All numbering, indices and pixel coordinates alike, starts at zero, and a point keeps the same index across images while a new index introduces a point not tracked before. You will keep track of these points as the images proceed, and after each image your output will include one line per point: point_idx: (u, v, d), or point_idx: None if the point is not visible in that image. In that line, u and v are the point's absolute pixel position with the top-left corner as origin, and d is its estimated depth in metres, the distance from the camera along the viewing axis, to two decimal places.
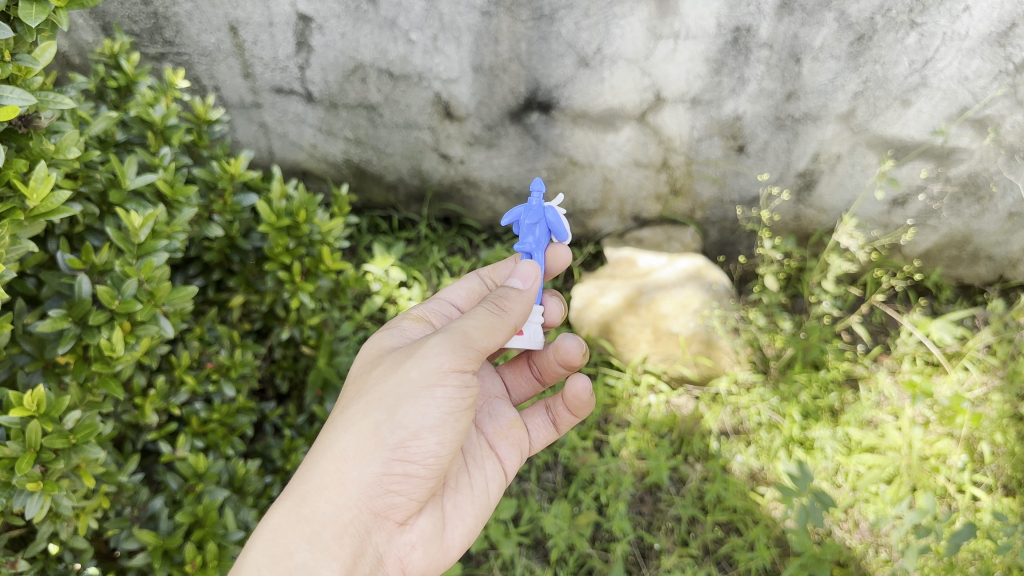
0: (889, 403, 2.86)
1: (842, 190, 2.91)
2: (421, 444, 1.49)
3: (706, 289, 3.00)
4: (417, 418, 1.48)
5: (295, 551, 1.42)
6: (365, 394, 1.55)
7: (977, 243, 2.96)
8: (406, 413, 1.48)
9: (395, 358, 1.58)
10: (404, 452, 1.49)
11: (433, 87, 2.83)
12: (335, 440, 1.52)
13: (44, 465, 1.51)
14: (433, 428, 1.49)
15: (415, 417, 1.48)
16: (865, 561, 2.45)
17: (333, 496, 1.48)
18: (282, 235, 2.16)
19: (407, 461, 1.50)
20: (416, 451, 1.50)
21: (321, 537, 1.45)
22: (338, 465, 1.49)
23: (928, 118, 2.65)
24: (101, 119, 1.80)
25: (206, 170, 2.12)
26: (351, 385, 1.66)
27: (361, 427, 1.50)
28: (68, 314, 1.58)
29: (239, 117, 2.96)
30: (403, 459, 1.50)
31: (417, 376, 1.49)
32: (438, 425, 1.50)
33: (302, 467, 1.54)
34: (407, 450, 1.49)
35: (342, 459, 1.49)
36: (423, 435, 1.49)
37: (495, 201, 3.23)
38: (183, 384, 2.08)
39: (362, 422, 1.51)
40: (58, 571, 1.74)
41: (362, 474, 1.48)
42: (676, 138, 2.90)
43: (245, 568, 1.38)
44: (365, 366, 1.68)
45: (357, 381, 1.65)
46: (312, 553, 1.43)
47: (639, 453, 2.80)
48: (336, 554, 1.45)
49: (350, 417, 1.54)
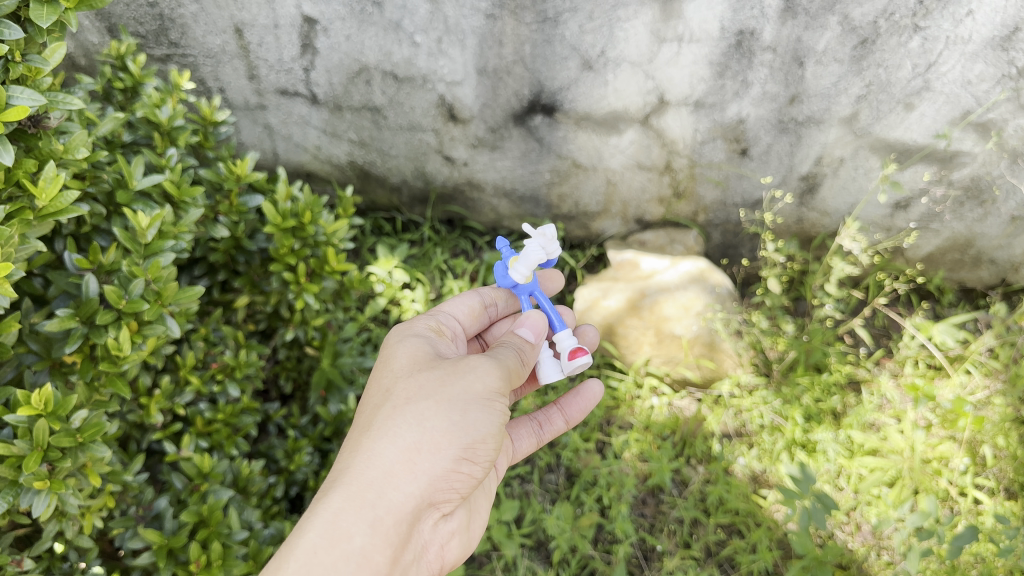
0: (892, 406, 2.86)
1: (845, 193, 2.92)
2: (485, 448, 1.55)
3: (710, 292, 3.01)
4: (486, 424, 1.53)
5: (355, 534, 1.39)
6: (432, 392, 1.55)
7: (979, 247, 2.96)
8: (479, 418, 1.53)
9: (454, 363, 1.61)
10: (471, 453, 1.53)
11: (437, 89, 2.84)
12: (402, 431, 1.51)
13: (52, 463, 1.51)
14: (496, 435, 1.56)
15: (485, 423, 1.53)
16: (867, 564, 2.47)
17: (400, 484, 1.47)
18: (288, 236, 2.17)
19: (471, 462, 1.54)
20: (479, 454, 1.55)
21: (383, 523, 1.43)
22: (408, 456, 1.49)
23: (931, 122, 2.66)
24: (109, 120, 1.83)
25: (213, 171, 2.13)
26: (396, 380, 1.64)
27: (436, 424, 1.51)
28: (75, 314, 1.59)
29: (244, 118, 2.97)
30: (467, 460, 1.54)
31: (484, 386, 1.55)
32: (499, 432, 1.56)
33: (356, 455, 1.50)
34: (473, 453, 1.54)
35: (415, 451, 1.49)
36: (488, 441, 1.54)
37: (499, 203, 3.24)
38: (189, 384, 2.09)
39: (434, 418, 1.51)
40: (64, 570, 1.74)
41: (432, 467, 1.50)
42: (679, 140, 2.91)
43: (306, 548, 1.34)
44: (412, 364, 1.67)
45: (408, 378, 1.63)
46: (373, 537, 1.41)
47: (641, 454, 2.81)
48: (391, 541, 1.44)
49: (414, 408, 1.54)
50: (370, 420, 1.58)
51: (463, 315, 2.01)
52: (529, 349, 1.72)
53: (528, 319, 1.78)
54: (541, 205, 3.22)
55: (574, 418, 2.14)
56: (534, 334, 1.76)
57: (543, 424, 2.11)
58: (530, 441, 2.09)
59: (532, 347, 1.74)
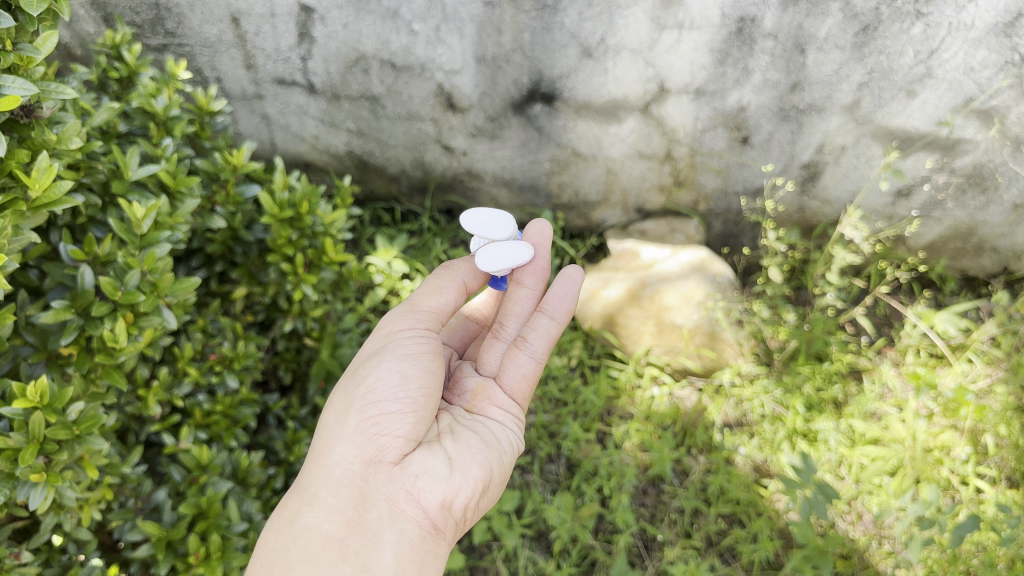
0: (893, 395, 2.85)
1: (847, 181, 2.90)
2: (384, 382, 1.60)
3: (711, 281, 3.00)
4: (371, 371, 1.64)
5: (297, 517, 1.49)
6: (342, 387, 1.72)
7: (982, 235, 2.95)
8: (366, 370, 1.65)
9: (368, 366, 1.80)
10: (371, 395, 1.60)
11: (435, 78, 2.82)
12: (320, 425, 1.66)
13: (48, 456, 1.50)
14: (391, 369, 1.62)
15: (373, 369, 1.64)
16: (869, 553, 2.49)
17: (324, 458, 1.57)
18: (286, 226, 2.15)
19: (377, 401, 1.59)
20: (382, 391, 1.60)
21: (319, 495, 1.52)
22: (325, 438, 1.61)
23: (933, 109, 2.63)
24: (104, 109, 1.80)
25: (209, 161, 2.11)
26: None
27: (337, 403, 1.65)
28: (71, 305, 1.57)
29: (241, 108, 2.95)
30: (373, 403, 1.59)
31: (370, 351, 1.71)
32: (395, 366, 1.63)
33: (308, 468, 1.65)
34: (374, 393, 1.60)
35: (327, 431, 1.62)
36: (383, 376, 1.61)
37: (498, 193, 3.22)
38: (187, 375, 2.08)
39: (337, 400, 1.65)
40: (62, 562, 1.74)
41: (344, 431, 1.59)
42: (680, 129, 2.89)
43: (257, 548, 1.47)
44: None
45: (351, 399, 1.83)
46: (314, 510, 1.49)
47: (642, 444, 2.80)
48: (335, 505, 1.50)
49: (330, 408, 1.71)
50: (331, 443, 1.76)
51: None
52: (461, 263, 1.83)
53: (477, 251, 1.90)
54: (541, 194, 3.20)
55: None
56: (484, 253, 1.88)
57: None
58: (524, 363, 1.89)
59: (465, 266, 1.83)
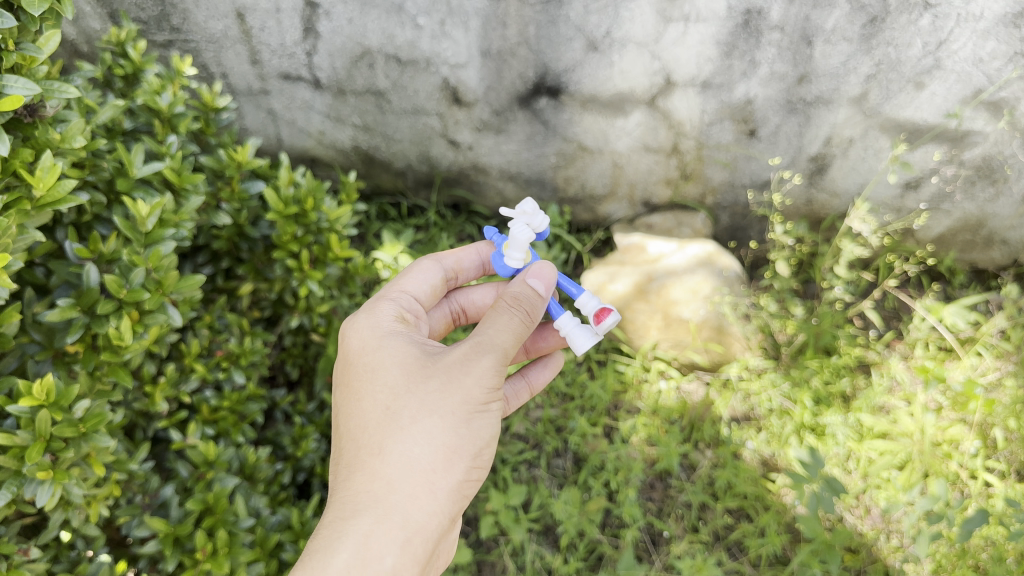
0: (902, 389, 2.84)
1: (855, 174, 2.88)
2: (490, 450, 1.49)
3: (717, 275, 2.98)
4: (487, 427, 1.46)
5: (384, 556, 1.32)
6: (427, 402, 1.43)
7: (991, 227, 2.92)
8: (481, 424, 1.45)
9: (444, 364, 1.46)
10: (479, 458, 1.47)
11: (441, 72, 2.81)
12: (406, 446, 1.40)
13: (55, 454, 1.51)
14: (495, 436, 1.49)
15: (486, 426, 1.46)
16: (877, 547, 2.51)
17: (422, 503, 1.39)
18: (291, 223, 2.14)
19: (480, 466, 1.47)
20: (486, 457, 1.48)
21: (412, 543, 1.36)
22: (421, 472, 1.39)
23: (942, 101, 2.62)
24: (108, 107, 1.82)
25: (214, 157, 2.10)
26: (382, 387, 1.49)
27: (442, 438, 1.41)
28: (76, 303, 1.58)
29: (247, 104, 2.95)
30: (477, 465, 1.47)
31: (482, 391, 1.44)
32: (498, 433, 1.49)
33: (361, 474, 1.40)
34: (482, 456, 1.48)
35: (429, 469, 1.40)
36: (491, 442, 1.48)
37: (504, 187, 3.21)
38: (194, 371, 2.09)
39: (442, 433, 1.41)
40: (71, 558, 1.75)
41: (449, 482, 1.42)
42: (686, 122, 2.88)
43: None
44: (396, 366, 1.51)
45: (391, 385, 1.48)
46: (402, 557, 1.34)
47: (649, 439, 2.82)
48: (420, 558, 1.37)
49: (398, 417, 1.43)
50: (362, 435, 1.45)
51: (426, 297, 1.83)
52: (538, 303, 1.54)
53: (538, 270, 1.58)
54: (547, 188, 3.19)
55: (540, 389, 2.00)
56: (544, 284, 1.56)
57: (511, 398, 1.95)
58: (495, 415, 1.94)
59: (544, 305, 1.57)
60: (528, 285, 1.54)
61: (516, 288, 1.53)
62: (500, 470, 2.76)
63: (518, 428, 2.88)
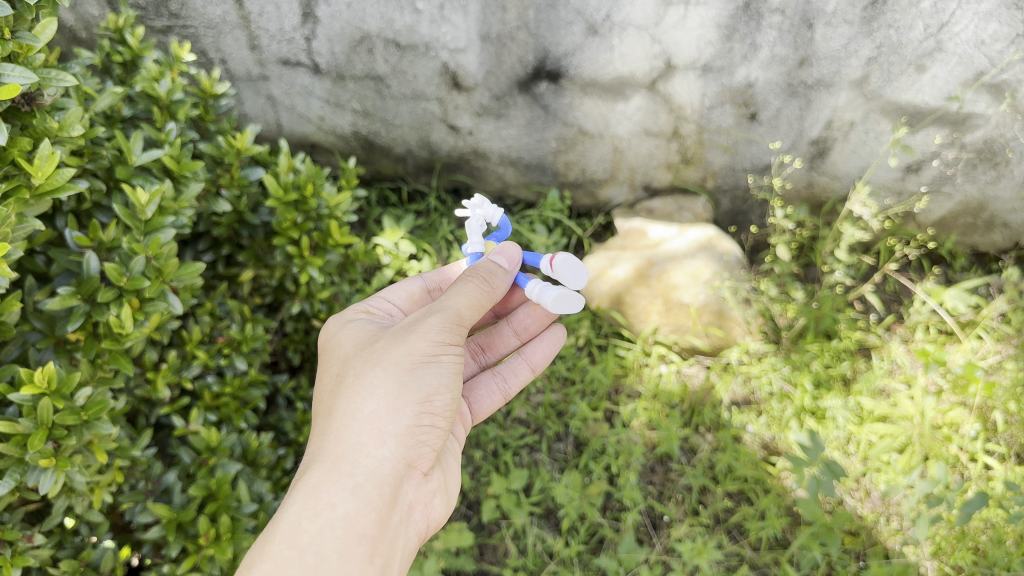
0: (902, 372, 2.85)
1: (856, 157, 2.87)
2: (443, 399, 1.56)
3: (717, 260, 2.98)
4: (436, 377, 1.54)
5: (336, 502, 1.42)
6: (378, 363, 1.56)
7: (993, 210, 2.91)
8: (428, 373, 1.54)
9: (395, 333, 1.60)
10: (430, 405, 1.55)
11: (440, 57, 2.80)
12: (359, 404, 1.53)
13: (57, 441, 1.52)
14: (450, 385, 1.56)
15: (435, 376, 1.54)
16: (877, 530, 2.53)
17: (373, 450, 1.50)
18: (290, 209, 2.14)
19: (434, 414, 1.56)
20: (438, 405, 1.56)
21: (364, 488, 1.46)
22: (370, 423, 1.51)
23: (944, 84, 2.61)
24: (107, 95, 1.81)
25: (213, 144, 2.09)
26: (346, 363, 1.65)
27: (387, 389, 1.52)
28: (77, 291, 1.58)
29: (247, 89, 2.94)
30: (430, 413, 1.55)
31: (426, 345, 1.54)
32: (453, 382, 1.57)
33: (326, 436, 1.53)
34: (435, 405, 1.56)
35: (377, 419, 1.51)
36: (443, 390, 1.55)
37: (504, 172, 3.20)
38: (195, 358, 2.10)
39: (385, 385, 1.53)
40: (75, 544, 1.77)
41: (397, 428, 1.52)
42: (687, 106, 2.87)
43: (268, 548, 1.32)
44: (355, 346, 1.69)
45: (354, 358, 1.64)
46: (356, 501, 1.43)
47: (650, 423, 2.82)
48: (376, 503, 1.46)
49: (356, 380, 1.57)
50: (331, 403, 1.60)
51: (401, 301, 1.98)
52: (499, 274, 1.68)
53: (502, 249, 1.73)
54: (548, 173, 3.19)
55: (538, 366, 2.11)
56: (507, 261, 1.72)
57: (506, 379, 2.09)
58: (493, 396, 2.10)
59: (505, 274, 1.69)
60: (488, 261, 1.69)
61: (483, 266, 1.67)
62: (502, 455, 2.79)
63: (519, 412, 2.91)
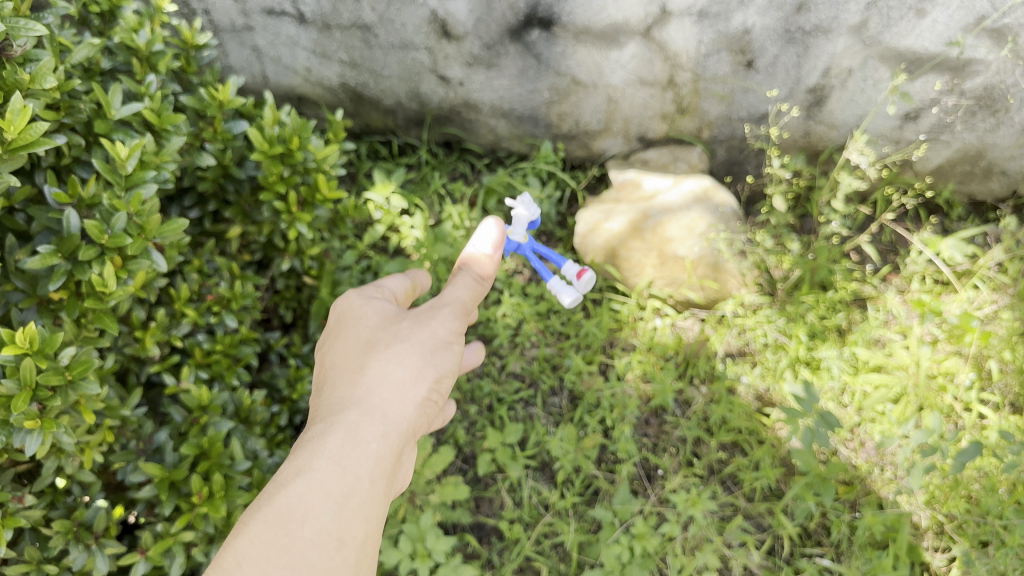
0: (897, 322, 2.85)
1: (853, 105, 2.82)
2: (446, 385, 1.65)
3: (714, 212, 2.88)
4: (443, 363, 1.64)
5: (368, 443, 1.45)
6: (403, 335, 1.63)
7: (991, 158, 2.87)
8: (441, 357, 1.64)
9: (415, 317, 1.69)
10: (439, 386, 1.63)
11: (429, 4, 2.72)
12: (387, 365, 1.57)
13: (42, 402, 1.50)
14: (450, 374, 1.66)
15: (445, 360, 1.65)
16: (871, 480, 2.56)
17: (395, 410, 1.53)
18: (276, 163, 2.09)
19: (439, 396, 1.64)
20: (442, 389, 1.64)
21: (388, 437, 1.49)
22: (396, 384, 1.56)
23: (944, 29, 2.55)
24: (83, 46, 1.74)
25: (194, 97, 2.03)
26: (365, 334, 1.68)
27: (412, 360, 1.59)
28: (57, 250, 1.55)
29: (231, 41, 2.88)
30: (436, 392, 1.63)
31: (442, 332, 1.67)
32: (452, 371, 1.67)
33: (351, 386, 1.55)
34: (440, 387, 1.64)
35: (401, 382, 1.56)
36: (447, 378, 1.66)
37: (496, 124, 3.14)
38: (185, 316, 2.07)
39: (411, 356, 1.59)
40: (68, 504, 1.75)
41: (415, 395, 1.57)
42: (682, 54, 2.81)
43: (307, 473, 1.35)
44: (373, 321, 1.72)
45: (372, 331, 1.68)
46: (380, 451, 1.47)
47: (644, 375, 2.83)
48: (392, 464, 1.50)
49: (381, 346, 1.61)
50: (349, 364, 1.62)
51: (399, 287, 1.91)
52: (484, 263, 1.84)
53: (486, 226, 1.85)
54: (541, 125, 3.12)
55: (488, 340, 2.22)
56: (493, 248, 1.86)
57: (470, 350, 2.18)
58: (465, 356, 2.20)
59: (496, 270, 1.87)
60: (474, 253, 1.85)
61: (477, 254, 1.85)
62: (497, 410, 2.80)
63: (514, 366, 2.90)
